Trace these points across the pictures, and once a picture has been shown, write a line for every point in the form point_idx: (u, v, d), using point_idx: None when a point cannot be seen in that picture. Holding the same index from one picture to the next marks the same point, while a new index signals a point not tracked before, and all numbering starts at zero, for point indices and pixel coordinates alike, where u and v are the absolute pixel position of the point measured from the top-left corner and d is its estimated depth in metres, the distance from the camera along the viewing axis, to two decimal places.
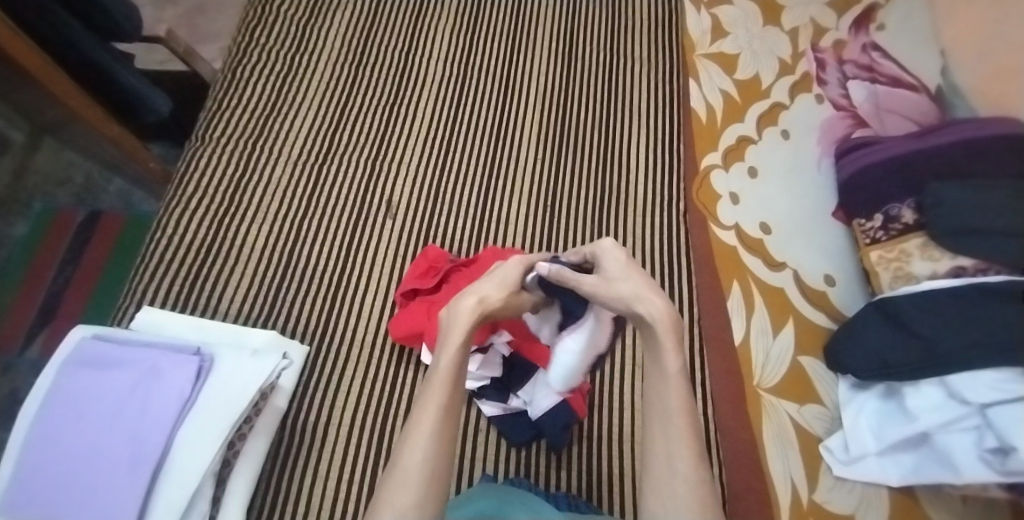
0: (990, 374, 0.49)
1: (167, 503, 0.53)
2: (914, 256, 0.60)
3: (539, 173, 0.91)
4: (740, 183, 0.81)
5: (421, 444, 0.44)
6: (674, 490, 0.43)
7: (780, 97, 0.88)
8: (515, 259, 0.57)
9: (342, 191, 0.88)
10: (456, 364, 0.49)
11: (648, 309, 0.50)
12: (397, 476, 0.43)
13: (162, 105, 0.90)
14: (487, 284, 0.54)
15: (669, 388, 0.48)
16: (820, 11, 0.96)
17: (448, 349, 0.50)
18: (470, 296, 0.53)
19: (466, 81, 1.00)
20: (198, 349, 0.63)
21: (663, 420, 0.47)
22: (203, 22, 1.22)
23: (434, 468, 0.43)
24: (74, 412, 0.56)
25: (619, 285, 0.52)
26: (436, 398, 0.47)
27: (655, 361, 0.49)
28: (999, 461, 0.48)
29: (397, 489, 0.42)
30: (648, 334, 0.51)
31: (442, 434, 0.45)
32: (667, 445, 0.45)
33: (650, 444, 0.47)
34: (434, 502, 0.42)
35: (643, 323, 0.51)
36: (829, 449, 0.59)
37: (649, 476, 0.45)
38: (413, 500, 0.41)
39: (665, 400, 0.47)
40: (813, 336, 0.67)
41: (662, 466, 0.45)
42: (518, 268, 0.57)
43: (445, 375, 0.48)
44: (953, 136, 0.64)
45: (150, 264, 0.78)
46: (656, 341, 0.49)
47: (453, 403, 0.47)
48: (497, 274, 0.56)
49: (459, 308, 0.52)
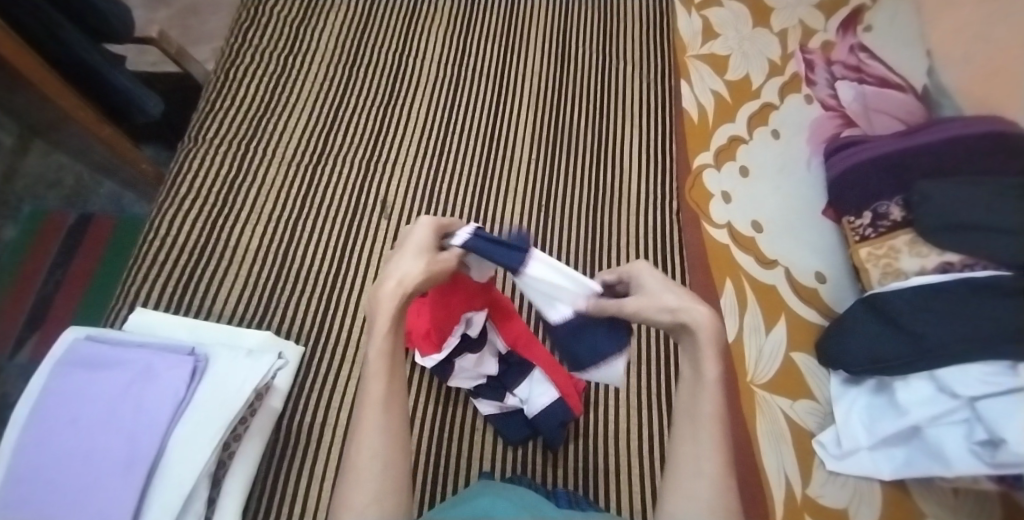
0: (978, 367, 0.50)
1: (162, 504, 0.53)
2: (903, 253, 0.61)
3: (532, 173, 0.91)
4: (731, 182, 0.82)
5: (369, 440, 0.40)
6: (696, 496, 0.38)
7: (770, 97, 0.89)
8: (425, 222, 0.46)
9: (336, 192, 0.88)
10: (391, 348, 0.42)
11: (693, 315, 0.42)
12: (351, 477, 0.39)
13: (154, 106, 0.91)
14: (401, 258, 0.44)
15: (703, 392, 0.41)
16: (809, 12, 0.97)
17: (377, 336, 0.42)
18: (389, 272, 0.43)
19: (459, 82, 1.01)
20: (193, 349, 0.63)
21: (694, 424, 0.41)
22: (196, 23, 1.22)
23: (390, 461, 0.40)
24: (67, 413, 0.56)
25: (661, 297, 0.44)
26: (377, 390, 0.41)
27: (691, 362, 0.42)
28: (989, 454, 0.49)
29: (352, 490, 0.38)
30: (685, 334, 0.43)
31: (391, 425, 0.41)
32: (696, 449, 0.40)
33: (675, 444, 0.42)
34: (393, 496, 0.39)
35: (683, 328, 0.43)
36: (821, 444, 0.60)
37: (670, 478, 0.40)
38: (368, 498, 0.38)
39: (698, 403, 0.41)
40: (805, 331, 0.68)
41: (688, 471, 0.40)
42: (432, 233, 0.46)
43: (381, 366, 0.42)
44: (941, 134, 0.65)
45: (143, 266, 0.78)
46: (694, 341, 0.42)
47: (396, 390, 0.42)
48: (408, 245, 0.45)
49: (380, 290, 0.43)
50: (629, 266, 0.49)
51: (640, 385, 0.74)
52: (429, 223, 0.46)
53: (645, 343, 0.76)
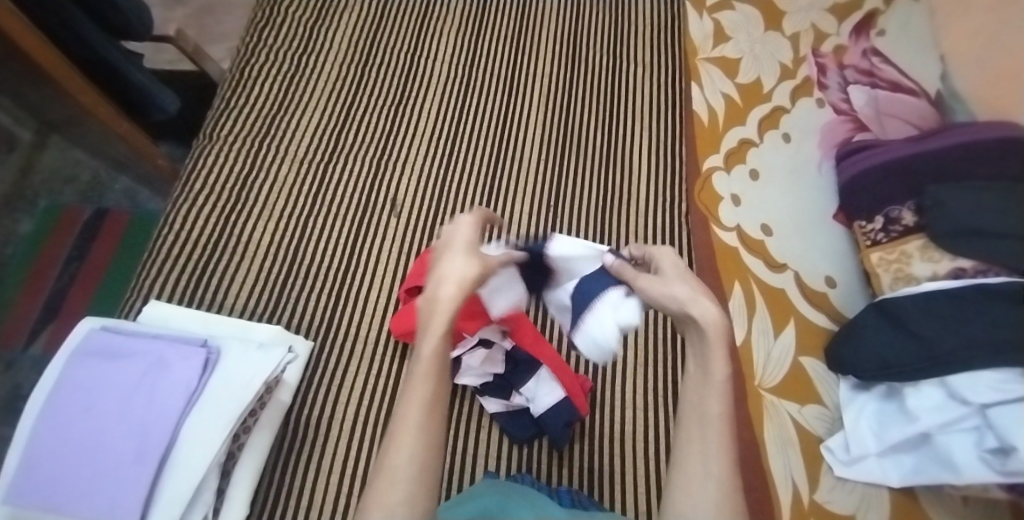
0: (990, 374, 0.49)
1: (173, 492, 0.53)
2: (914, 258, 0.61)
3: (542, 174, 0.92)
4: (741, 185, 0.82)
5: (406, 443, 0.40)
6: (703, 492, 0.40)
7: (781, 101, 0.88)
8: (467, 221, 0.50)
9: (347, 190, 0.89)
10: (440, 353, 0.43)
11: (702, 312, 0.43)
12: (384, 476, 0.39)
13: (170, 103, 0.93)
14: (456, 260, 0.46)
15: (712, 392, 0.42)
16: (821, 16, 0.97)
17: (429, 339, 0.43)
18: (444, 274, 0.45)
19: (470, 83, 1.01)
20: (205, 341, 0.64)
21: (701, 424, 0.42)
22: (212, 22, 1.23)
23: (424, 463, 0.40)
24: (82, 402, 0.57)
25: (672, 285, 0.46)
26: (422, 392, 0.42)
27: (700, 364, 0.43)
28: (999, 462, 0.49)
29: (386, 489, 0.38)
30: (694, 333, 0.44)
31: (430, 429, 0.41)
32: (704, 449, 0.41)
33: (683, 443, 0.43)
34: (426, 499, 0.39)
35: (690, 320, 0.44)
36: (829, 449, 0.60)
37: (678, 475, 0.42)
38: (401, 499, 0.38)
39: (705, 403, 0.42)
40: (814, 336, 0.68)
41: (696, 468, 0.41)
42: (474, 230, 0.50)
43: (430, 369, 0.42)
44: (956, 139, 0.64)
45: (157, 260, 0.79)
46: (703, 342, 0.43)
47: (439, 396, 0.42)
48: (458, 245, 0.48)
49: (438, 294, 0.44)
50: (652, 249, 0.52)
51: (647, 386, 0.74)
52: (472, 222, 0.50)
53: (652, 344, 0.76)
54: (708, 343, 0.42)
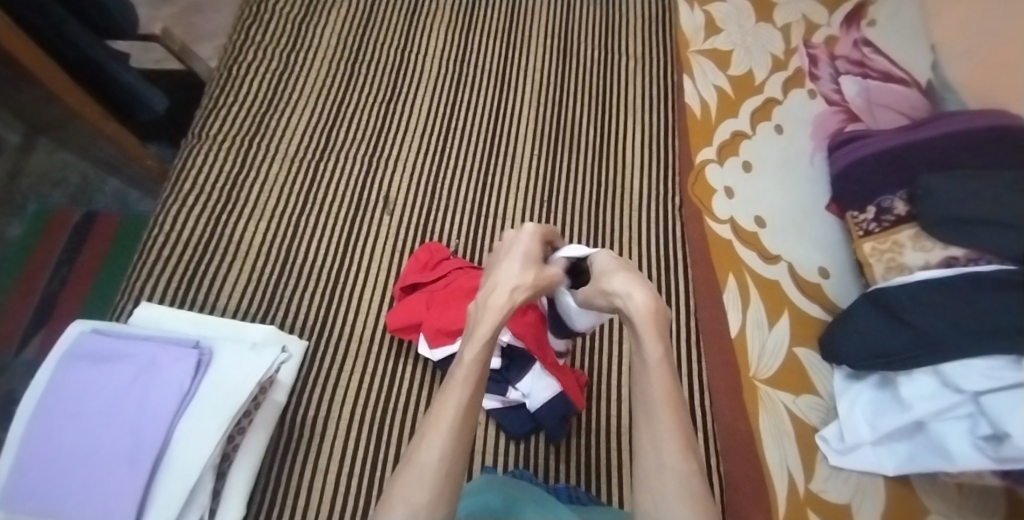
0: (984, 362, 0.49)
1: (169, 494, 0.53)
2: (907, 247, 0.60)
3: (536, 168, 0.91)
4: (734, 177, 0.82)
5: (439, 441, 0.40)
6: (664, 480, 0.42)
7: (773, 92, 0.89)
8: (535, 230, 0.56)
9: (339, 188, 0.88)
10: (481, 358, 0.46)
11: (630, 303, 0.49)
12: (411, 471, 0.39)
13: (158, 103, 0.92)
14: (513, 267, 0.51)
15: (653, 380, 0.46)
16: (812, 7, 0.97)
17: (474, 345, 0.47)
18: (504, 282, 0.50)
19: (461, 79, 1.01)
20: (197, 342, 0.63)
21: (649, 414, 0.45)
22: (199, 21, 1.22)
23: (450, 466, 0.40)
24: (73, 406, 0.57)
25: (606, 281, 0.51)
26: (457, 395, 0.44)
27: (639, 358, 0.48)
28: (993, 448, 0.49)
29: (413, 483, 0.38)
30: (632, 328, 0.49)
31: (462, 434, 0.42)
32: (655, 437, 0.44)
33: (637, 442, 0.45)
34: (448, 500, 0.39)
35: (626, 312, 0.50)
36: (825, 439, 0.60)
37: (638, 472, 0.44)
38: (425, 497, 0.38)
39: (650, 394, 0.46)
40: (808, 327, 0.68)
41: (652, 460, 0.43)
42: (535, 240, 0.55)
43: (467, 376, 0.45)
44: (947, 128, 0.64)
45: (148, 262, 0.78)
46: (638, 337, 0.49)
47: (472, 402, 0.44)
48: (523, 251, 0.53)
49: (499, 297, 0.49)
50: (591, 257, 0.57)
51: None
52: (535, 229, 0.56)
53: None
54: (643, 332, 0.48)
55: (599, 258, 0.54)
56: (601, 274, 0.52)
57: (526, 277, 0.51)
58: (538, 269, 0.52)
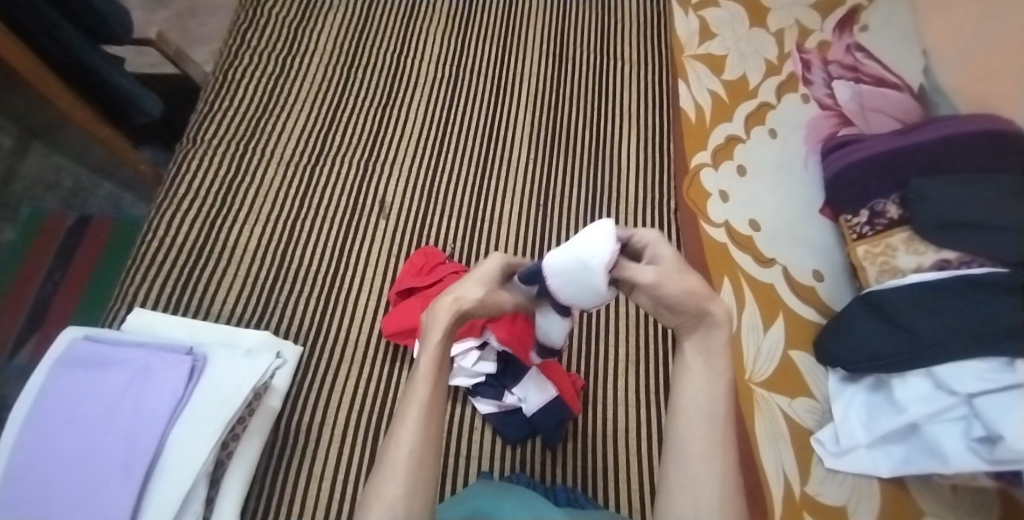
0: (976, 364, 0.50)
1: (162, 502, 0.53)
2: (899, 250, 0.60)
3: (531, 172, 0.92)
4: (729, 180, 0.82)
5: (407, 436, 0.37)
6: (707, 492, 0.37)
7: (767, 96, 0.89)
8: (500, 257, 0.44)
9: (335, 193, 0.88)
10: (438, 357, 0.40)
11: (719, 305, 0.39)
12: (383, 469, 0.37)
13: (153, 107, 0.92)
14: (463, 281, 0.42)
15: (716, 388, 0.39)
16: (805, 13, 0.97)
17: (428, 345, 0.40)
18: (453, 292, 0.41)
19: (456, 83, 1.01)
20: (191, 348, 0.63)
21: (708, 421, 0.38)
22: (194, 25, 1.22)
23: (421, 460, 0.37)
24: (66, 413, 0.56)
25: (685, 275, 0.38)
26: (421, 391, 0.39)
27: (705, 359, 0.40)
28: (987, 450, 0.48)
29: (385, 481, 0.36)
30: (703, 328, 0.40)
31: (432, 427, 0.38)
32: (709, 447, 0.38)
33: (681, 442, 0.39)
34: (425, 491, 0.36)
35: (702, 315, 0.39)
36: (820, 442, 0.60)
37: (675, 472, 0.38)
38: (401, 491, 0.36)
39: (714, 401, 0.39)
40: (803, 330, 0.68)
41: (701, 469, 0.37)
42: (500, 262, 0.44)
43: (428, 371, 0.40)
44: (937, 132, 0.65)
45: (141, 267, 0.78)
46: (711, 336, 0.40)
47: (438, 396, 0.40)
48: (474, 275, 0.43)
49: (442, 308, 0.40)
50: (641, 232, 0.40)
51: (638, 383, 0.74)
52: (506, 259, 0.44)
53: (646, 340, 0.77)
54: (723, 337, 0.39)
55: (658, 244, 0.39)
56: (667, 268, 0.38)
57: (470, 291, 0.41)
58: (488, 287, 0.42)
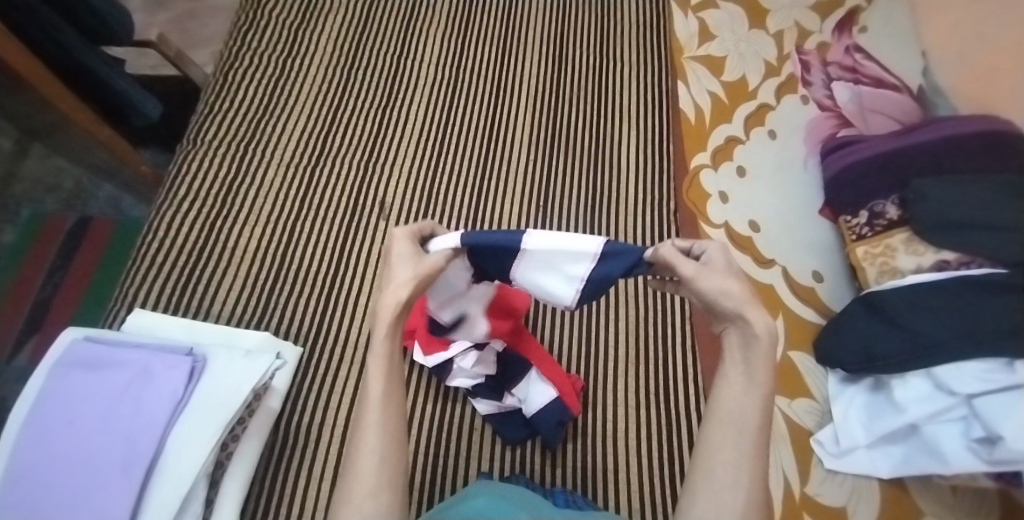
0: (975, 364, 0.50)
1: (161, 503, 0.53)
2: (899, 251, 0.60)
3: (531, 173, 0.92)
4: (729, 182, 0.83)
5: (368, 436, 0.39)
6: (730, 500, 0.37)
7: (766, 97, 0.90)
8: (401, 233, 0.47)
9: (334, 193, 0.88)
10: (389, 353, 0.41)
11: (760, 317, 0.39)
12: (349, 471, 0.38)
13: (152, 110, 0.92)
14: (394, 269, 0.44)
15: (750, 400, 0.39)
16: (804, 14, 0.98)
17: (375, 343, 0.41)
18: (387, 286, 0.43)
19: (456, 84, 1.01)
20: (190, 349, 0.63)
21: (739, 433, 0.38)
22: (195, 27, 1.22)
23: (386, 460, 0.38)
24: (64, 414, 0.56)
25: (728, 280, 0.41)
26: (376, 390, 0.40)
27: (744, 372, 0.40)
28: (986, 450, 0.49)
29: (352, 485, 0.37)
30: (743, 339, 0.40)
31: (392, 427, 0.39)
32: (738, 458, 0.38)
33: (712, 450, 0.39)
34: (391, 489, 0.38)
35: (740, 322, 0.40)
36: (819, 442, 0.60)
37: (702, 479, 0.38)
38: (367, 491, 0.37)
39: (747, 413, 0.39)
40: (802, 330, 0.68)
41: (727, 478, 0.37)
42: (410, 240, 0.47)
43: (381, 368, 0.41)
44: (937, 133, 0.65)
45: (141, 268, 0.78)
46: (752, 350, 0.39)
47: (393, 389, 0.40)
48: (394, 263, 0.45)
49: (382, 304, 0.42)
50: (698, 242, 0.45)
51: (638, 383, 0.74)
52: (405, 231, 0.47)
53: (646, 339, 0.77)
54: (762, 349, 0.39)
55: (712, 250, 0.43)
56: (711, 268, 0.42)
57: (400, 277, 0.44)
58: (412, 264, 0.45)
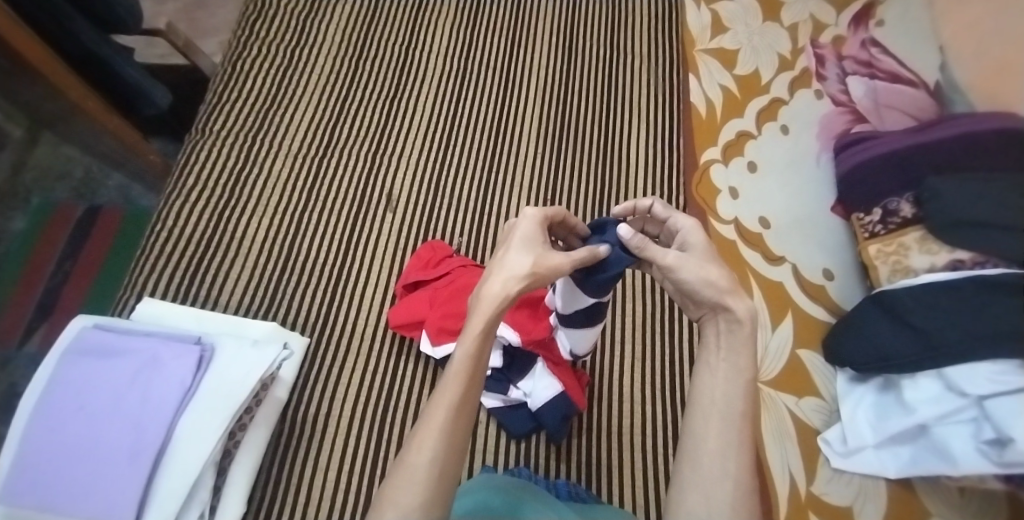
0: (987, 366, 0.49)
1: (168, 491, 0.53)
2: (912, 250, 0.60)
3: (540, 167, 0.91)
4: (739, 177, 0.82)
5: (431, 442, 0.36)
6: (719, 492, 0.37)
7: (779, 92, 0.89)
8: (532, 214, 0.44)
9: (343, 183, 0.88)
10: (476, 357, 0.40)
11: (739, 302, 0.41)
12: (404, 474, 0.36)
13: (162, 98, 0.91)
14: (516, 258, 0.41)
15: (734, 389, 0.40)
16: (820, 7, 0.96)
17: (467, 337, 0.39)
18: (496, 271, 0.41)
19: (466, 75, 1.00)
20: (199, 338, 0.64)
21: (724, 421, 0.39)
22: (203, 16, 1.22)
23: (444, 467, 0.36)
24: (75, 401, 0.57)
25: (706, 265, 0.42)
26: (451, 392, 0.38)
27: (727, 358, 0.41)
28: (996, 453, 0.47)
29: (403, 488, 0.35)
30: (727, 325, 0.42)
31: (456, 436, 0.37)
32: (724, 447, 0.38)
33: (698, 440, 0.39)
34: (442, 504, 0.36)
35: (721, 310, 0.42)
36: (826, 441, 0.60)
37: (692, 472, 0.38)
38: (417, 500, 0.35)
39: (731, 400, 0.39)
40: (812, 329, 0.68)
41: (714, 469, 0.38)
42: (539, 228, 0.44)
43: (461, 372, 0.39)
44: (954, 130, 0.63)
45: (150, 257, 0.78)
46: (735, 338, 0.41)
47: (467, 401, 0.38)
48: (517, 238, 0.43)
49: (489, 295, 0.40)
50: (677, 218, 0.46)
51: (644, 378, 0.74)
52: (540, 215, 0.45)
53: (653, 335, 0.76)
54: (744, 334, 0.41)
55: (687, 230, 0.45)
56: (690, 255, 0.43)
57: (519, 267, 0.41)
58: (539, 259, 0.41)
